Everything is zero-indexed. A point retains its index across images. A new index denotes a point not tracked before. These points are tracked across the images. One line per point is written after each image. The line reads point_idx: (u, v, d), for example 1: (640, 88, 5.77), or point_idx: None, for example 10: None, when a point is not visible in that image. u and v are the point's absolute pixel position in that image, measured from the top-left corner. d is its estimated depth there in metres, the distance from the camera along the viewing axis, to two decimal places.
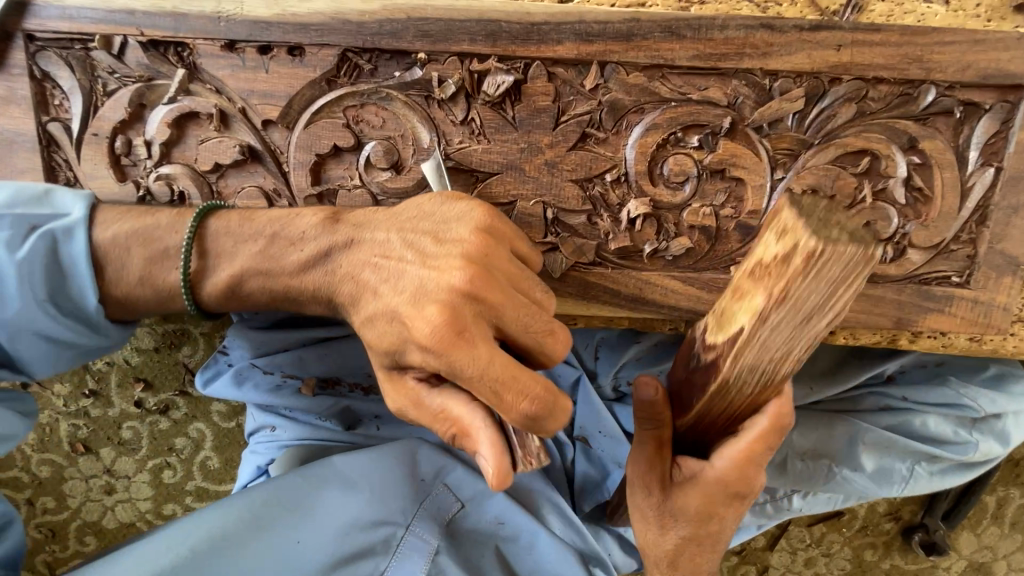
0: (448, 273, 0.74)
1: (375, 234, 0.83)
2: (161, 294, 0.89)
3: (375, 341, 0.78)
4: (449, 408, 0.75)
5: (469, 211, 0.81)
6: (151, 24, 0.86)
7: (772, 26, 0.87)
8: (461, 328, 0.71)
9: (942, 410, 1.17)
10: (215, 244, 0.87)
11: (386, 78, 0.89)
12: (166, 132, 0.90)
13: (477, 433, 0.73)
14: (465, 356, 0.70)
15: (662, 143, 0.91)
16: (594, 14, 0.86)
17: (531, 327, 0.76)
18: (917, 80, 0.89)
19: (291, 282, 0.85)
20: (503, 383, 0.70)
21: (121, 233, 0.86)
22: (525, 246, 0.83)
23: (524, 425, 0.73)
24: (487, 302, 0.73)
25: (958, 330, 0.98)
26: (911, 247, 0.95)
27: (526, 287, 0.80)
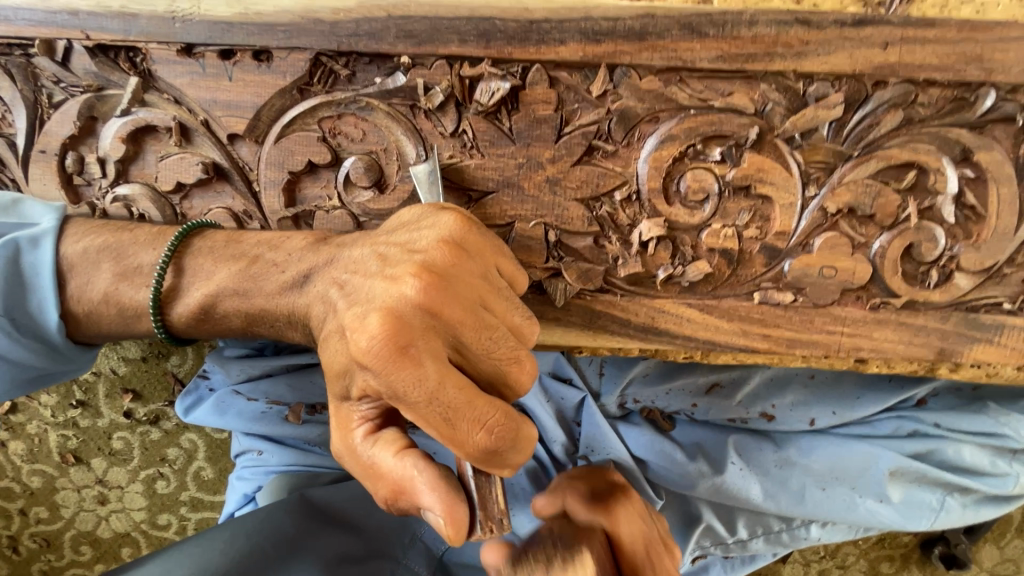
0: (400, 282, 0.64)
1: (351, 249, 0.71)
2: (128, 316, 0.78)
3: (330, 368, 0.68)
4: (387, 454, 0.66)
5: (439, 219, 0.69)
6: (97, 26, 0.75)
7: (808, 22, 0.75)
8: (404, 342, 0.61)
9: (977, 438, 1.08)
10: (192, 261, 0.77)
11: (366, 84, 0.78)
12: (121, 149, 0.80)
13: (414, 484, 0.64)
14: (408, 377, 0.60)
15: (679, 157, 0.80)
16: (603, 10, 0.75)
17: (495, 352, 0.65)
18: (974, 83, 0.77)
19: (268, 306, 0.75)
20: (455, 410, 0.61)
21: (93, 246, 0.78)
22: (507, 262, 0.71)
23: (480, 462, 0.64)
24: (444, 319, 0.63)
25: (1006, 359, 0.87)
26: (958, 271, 0.84)
27: (502, 308, 0.68)
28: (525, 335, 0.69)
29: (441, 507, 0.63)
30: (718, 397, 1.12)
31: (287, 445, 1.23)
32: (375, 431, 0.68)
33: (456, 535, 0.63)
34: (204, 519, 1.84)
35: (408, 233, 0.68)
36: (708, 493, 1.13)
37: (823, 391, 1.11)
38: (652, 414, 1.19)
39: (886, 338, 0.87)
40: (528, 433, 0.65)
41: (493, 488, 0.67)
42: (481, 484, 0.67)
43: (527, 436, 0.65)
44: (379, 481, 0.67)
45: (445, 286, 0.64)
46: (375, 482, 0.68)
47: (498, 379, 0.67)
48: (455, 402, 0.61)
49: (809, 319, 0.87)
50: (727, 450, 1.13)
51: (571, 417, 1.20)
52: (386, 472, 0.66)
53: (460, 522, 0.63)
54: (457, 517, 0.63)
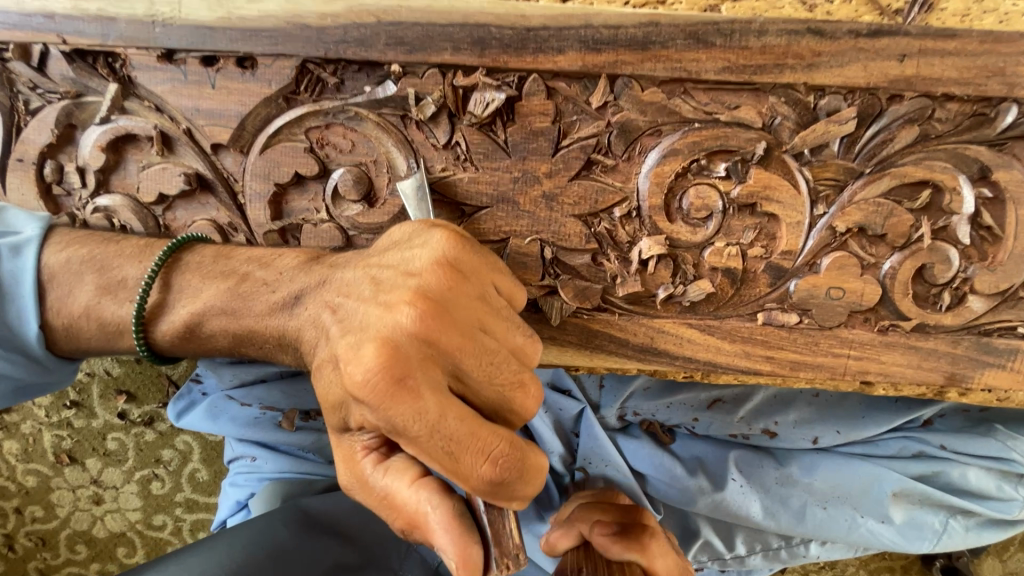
0: (395, 310, 0.60)
1: (345, 272, 0.68)
2: (109, 331, 0.76)
3: (326, 399, 0.64)
4: (395, 487, 0.61)
5: (429, 237, 0.65)
6: (74, 30, 0.72)
7: (821, 32, 0.71)
8: (401, 374, 0.57)
9: (985, 462, 1.05)
10: (180, 278, 0.74)
11: (355, 93, 0.75)
12: (101, 158, 0.77)
13: (426, 521, 0.60)
14: (407, 411, 0.57)
15: (682, 172, 0.76)
16: (604, 18, 0.71)
17: (497, 378, 0.61)
18: (995, 98, 0.73)
19: (257, 326, 0.71)
20: (459, 442, 0.57)
21: (75, 256, 0.75)
22: (506, 279, 0.67)
23: (488, 493, 0.60)
24: (441, 346, 0.59)
25: (1019, 385, 0.84)
26: (972, 294, 0.80)
27: (502, 331, 0.64)
28: (527, 354, 0.65)
29: (454, 546, 0.59)
30: (719, 412, 1.10)
31: (281, 452, 1.20)
32: (382, 461, 0.63)
33: (468, 574, 0.59)
34: (199, 520, 1.81)
35: (401, 253, 0.65)
36: (708, 509, 1.10)
37: (827, 409, 1.08)
38: (652, 427, 1.16)
39: (894, 361, 0.84)
40: (537, 462, 0.61)
41: (507, 522, 0.63)
42: (494, 519, 0.62)
43: (536, 465, 0.61)
44: (389, 513, 0.63)
45: (441, 311, 0.60)
46: (386, 514, 0.64)
47: (501, 405, 0.62)
48: (458, 434, 0.57)
49: (815, 341, 0.83)
50: (728, 466, 1.10)
51: (569, 428, 1.18)
52: (396, 505, 0.62)
53: (473, 562, 0.60)
54: (471, 557, 0.60)
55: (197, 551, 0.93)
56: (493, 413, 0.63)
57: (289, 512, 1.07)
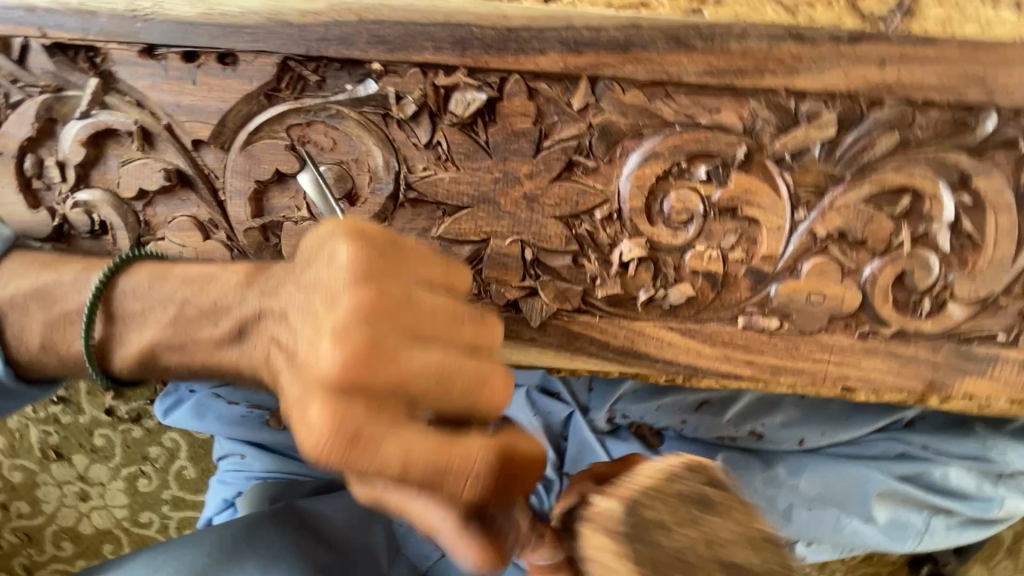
0: (320, 349, 0.48)
1: (283, 293, 0.58)
2: (70, 365, 0.71)
3: None
4: (393, 508, 0.54)
5: (334, 245, 0.53)
6: (54, 24, 0.72)
7: (802, 37, 0.71)
8: (349, 426, 0.46)
9: (963, 460, 1.06)
10: (120, 303, 0.68)
11: (336, 91, 0.75)
12: (81, 153, 0.77)
13: (433, 533, 0.52)
14: (374, 465, 0.46)
15: (663, 175, 0.76)
16: (585, 19, 0.71)
17: (455, 382, 0.49)
18: (976, 105, 0.73)
19: (209, 360, 0.64)
20: (442, 469, 0.47)
21: (20, 292, 0.70)
22: (434, 265, 0.55)
23: (500, 499, 0.51)
24: (382, 379, 0.47)
25: (998, 393, 0.84)
26: (951, 301, 0.80)
27: (448, 330, 0.51)
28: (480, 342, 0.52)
29: (470, 549, 0.52)
30: (707, 415, 1.10)
31: (268, 450, 1.20)
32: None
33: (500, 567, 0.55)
34: (186, 517, 1.81)
35: (314, 271, 0.54)
36: None
37: (813, 413, 1.08)
38: (641, 429, 1.16)
39: (874, 367, 0.84)
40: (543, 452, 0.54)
41: (526, 508, 0.58)
42: (505, 511, 0.55)
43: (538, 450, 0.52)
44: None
45: (367, 337, 0.48)
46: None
47: (471, 414, 0.49)
48: (444, 467, 0.46)
49: (796, 346, 0.83)
50: (715, 468, 1.10)
51: (558, 431, 1.17)
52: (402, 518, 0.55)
53: (493, 558, 0.54)
54: (491, 555, 0.53)
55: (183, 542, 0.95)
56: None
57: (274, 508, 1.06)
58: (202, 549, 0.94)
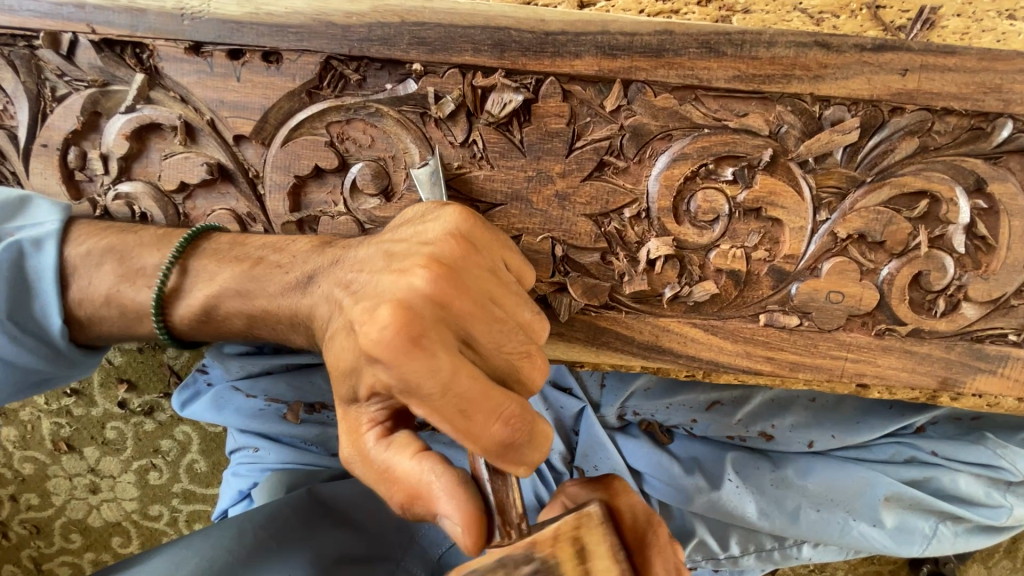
0: (410, 273, 0.61)
1: (359, 250, 0.69)
2: (129, 318, 0.77)
3: (337, 366, 0.65)
4: (400, 460, 0.62)
5: (441, 213, 0.67)
6: (103, 20, 0.74)
7: (828, 45, 0.74)
8: (417, 334, 0.58)
9: (974, 469, 1.07)
10: (197, 262, 0.76)
11: (376, 90, 0.77)
12: (125, 146, 0.79)
13: (430, 491, 0.60)
14: (421, 368, 0.57)
15: (691, 176, 0.79)
16: (620, 24, 0.74)
17: (505, 347, 0.63)
18: (992, 113, 0.76)
19: (273, 305, 0.73)
20: (472, 402, 0.58)
21: (96, 249, 0.76)
22: (513, 256, 0.70)
23: (497, 459, 0.61)
24: (454, 309, 0.60)
25: (1009, 391, 0.87)
26: (965, 301, 0.83)
27: (507, 302, 0.65)
28: (535, 330, 0.66)
29: (458, 516, 0.60)
30: (718, 414, 1.12)
31: (283, 443, 1.20)
32: (386, 434, 0.64)
33: (473, 542, 0.61)
34: (195, 512, 1.81)
35: (414, 228, 0.67)
36: (704, 508, 1.12)
37: (823, 414, 1.11)
38: (651, 426, 1.18)
39: (890, 365, 0.87)
40: (546, 429, 0.62)
41: (510, 493, 0.65)
42: (497, 487, 0.65)
43: (545, 434, 0.63)
44: (389, 488, 0.63)
45: (455, 277, 0.62)
46: (386, 489, 0.64)
47: (509, 374, 0.63)
48: (470, 392, 0.58)
49: (815, 343, 0.86)
50: (724, 466, 1.13)
51: (570, 427, 1.20)
52: (401, 477, 0.62)
53: (476, 533, 0.61)
54: (474, 528, 0.61)
55: (208, 536, 0.96)
56: (501, 382, 0.64)
57: (299, 502, 1.07)
58: (226, 544, 0.94)
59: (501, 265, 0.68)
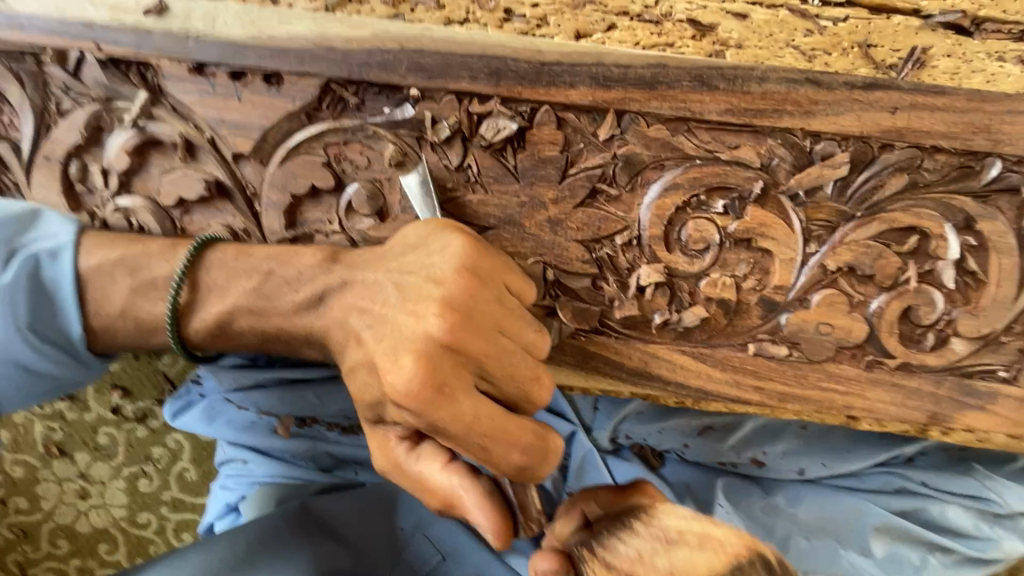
0: (423, 320, 0.63)
1: (367, 274, 0.71)
2: (143, 330, 0.78)
3: (360, 398, 0.68)
4: (432, 472, 0.66)
5: (445, 241, 0.67)
6: (110, 39, 0.76)
7: (818, 82, 0.76)
8: (439, 382, 0.61)
9: (963, 499, 1.07)
10: (207, 277, 0.77)
11: (374, 113, 0.78)
12: (126, 160, 0.80)
13: (462, 502, 0.64)
14: (446, 413, 0.61)
15: (682, 206, 0.80)
16: (614, 57, 0.75)
17: (517, 376, 0.65)
18: (981, 152, 0.77)
19: (286, 324, 0.75)
20: (491, 437, 0.62)
21: (108, 260, 0.77)
22: (516, 277, 0.69)
23: (513, 474, 0.66)
24: (468, 352, 0.63)
25: (999, 427, 0.87)
26: (954, 336, 0.84)
27: (516, 329, 0.66)
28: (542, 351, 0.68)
29: (489, 523, 0.64)
30: (710, 440, 1.12)
31: (273, 457, 1.21)
32: (415, 448, 0.67)
33: (501, 544, 0.65)
34: (184, 521, 1.79)
35: (420, 258, 0.67)
36: None
37: (813, 442, 1.11)
38: (642, 449, 1.18)
39: (880, 398, 0.87)
40: (557, 448, 0.66)
41: (531, 496, 0.69)
42: (518, 491, 0.69)
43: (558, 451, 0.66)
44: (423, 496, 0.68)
45: (465, 319, 0.63)
46: (421, 497, 0.68)
47: (521, 400, 0.66)
48: (489, 428, 0.62)
49: (804, 374, 0.86)
50: (714, 491, 1.12)
51: (561, 449, 1.18)
52: (433, 487, 0.66)
53: (506, 535, 0.65)
54: (505, 528, 0.64)
55: (199, 549, 0.98)
56: (515, 408, 0.66)
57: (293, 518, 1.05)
58: (218, 553, 0.96)
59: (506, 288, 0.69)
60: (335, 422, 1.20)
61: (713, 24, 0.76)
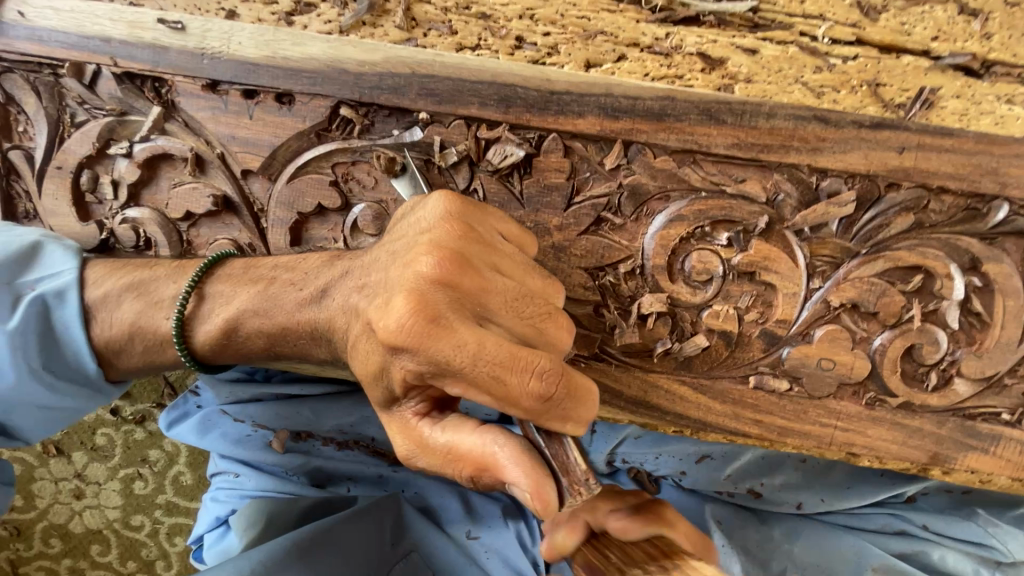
0: (415, 262, 0.62)
1: (365, 256, 0.70)
2: (152, 348, 0.79)
3: (366, 372, 0.66)
4: (461, 434, 0.64)
5: (430, 200, 0.68)
6: (126, 54, 0.77)
7: (826, 119, 0.76)
8: (435, 316, 0.59)
9: (965, 545, 1.05)
10: (213, 285, 0.77)
11: (383, 135, 0.79)
12: (136, 173, 0.81)
13: (495, 459, 0.62)
14: (447, 345, 0.58)
15: (686, 237, 0.80)
16: (625, 88, 0.76)
17: (524, 313, 0.63)
18: (988, 195, 0.77)
19: (291, 321, 0.73)
20: (503, 366, 0.58)
21: (117, 289, 0.78)
22: (511, 227, 0.70)
23: (536, 414, 0.60)
24: (464, 288, 0.61)
25: (1002, 471, 0.86)
26: (958, 377, 0.83)
27: (515, 272, 0.66)
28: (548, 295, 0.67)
29: (525, 477, 0.61)
30: (707, 469, 1.09)
31: (264, 471, 1.20)
32: (437, 420, 0.66)
33: (543, 506, 0.61)
34: (176, 525, 1.77)
35: (410, 218, 0.68)
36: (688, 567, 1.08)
37: (814, 476, 1.09)
38: (639, 473, 1.16)
39: (881, 436, 0.86)
40: (580, 380, 0.61)
41: (568, 453, 0.63)
42: (555, 451, 0.63)
43: (582, 386, 0.61)
44: (454, 468, 0.65)
45: (460, 259, 0.62)
46: (453, 469, 0.65)
47: (534, 338, 0.63)
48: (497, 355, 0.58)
49: (804, 410, 0.86)
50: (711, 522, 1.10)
51: None
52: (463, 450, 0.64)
53: (545, 492, 0.61)
54: (542, 484, 0.61)
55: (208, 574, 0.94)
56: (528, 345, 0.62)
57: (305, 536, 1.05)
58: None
59: (502, 237, 0.69)
60: (332, 436, 1.21)
61: (723, 57, 0.77)
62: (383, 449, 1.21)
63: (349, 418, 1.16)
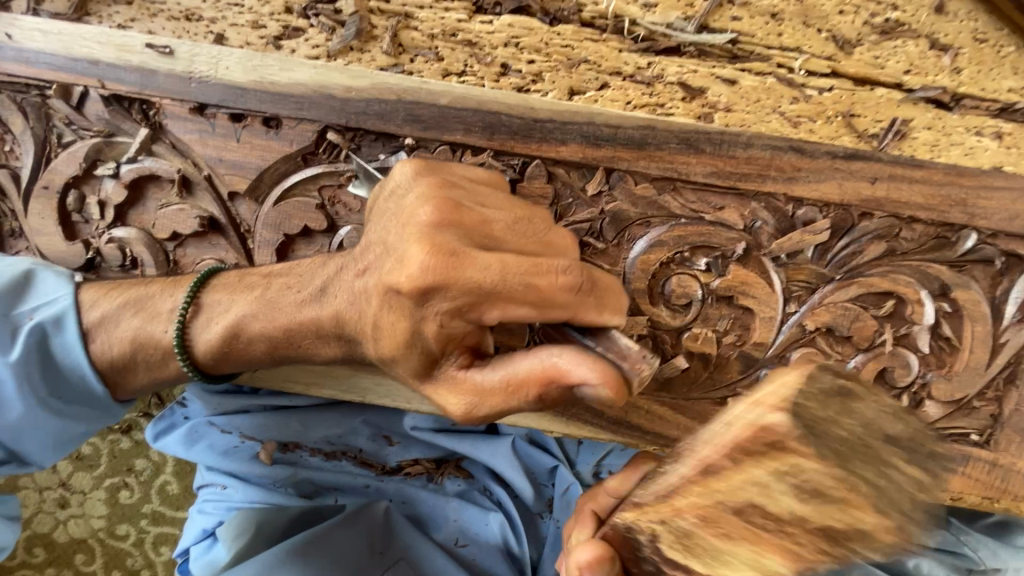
0: (411, 211, 0.61)
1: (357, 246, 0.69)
2: (152, 362, 0.79)
3: (396, 343, 0.63)
4: (513, 360, 0.60)
5: (398, 168, 0.67)
6: (115, 77, 0.77)
7: (801, 150, 0.78)
8: (447, 249, 0.58)
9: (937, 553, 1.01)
10: (209, 297, 0.77)
11: (370, 159, 0.80)
12: (123, 194, 0.82)
13: (557, 367, 0.58)
14: (472, 272, 0.57)
15: (667, 261, 0.82)
16: (606, 117, 0.78)
17: (526, 235, 0.62)
18: (957, 224, 0.79)
19: (292, 320, 0.72)
20: (530, 273, 0.58)
21: (110, 309, 0.78)
22: (480, 171, 0.69)
23: (571, 312, 0.59)
24: (464, 223, 0.60)
25: (971, 491, 0.88)
26: (929, 399, 0.85)
27: (505, 201, 0.65)
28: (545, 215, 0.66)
29: (596, 372, 0.57)
30: None
31: (251, 482, 1.19)
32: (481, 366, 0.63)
33: (621, 395, 0.57)
34: (162, 535, 1.77)
35: (384, 185, 0.67)
36: None
37: None
38: None
39: None
40: (603, 275, 0.61)
41: (620, 342, 0.60)
42: (609, 345, 0.60)
43: (608, 284, 0.61)
44: (519, 402, 0.61)
45: (450, 201, 0.61)
46: (517, 402, 0.61)
47: (545, 250, 0.62)
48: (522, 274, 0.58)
49: None
50: None
51: (542, 479, 1.19)
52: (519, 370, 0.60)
53: (618, 379, 0.57)
54: (610, 371, 0.57)
55: None
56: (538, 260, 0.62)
57: (297, 544, 1.09)
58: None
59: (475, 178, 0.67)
60: (318, 447, 1.21)
61: (703, 87, 0.79)
62: (370, 461, 1.21)
63: (336, 429, 1.17)
